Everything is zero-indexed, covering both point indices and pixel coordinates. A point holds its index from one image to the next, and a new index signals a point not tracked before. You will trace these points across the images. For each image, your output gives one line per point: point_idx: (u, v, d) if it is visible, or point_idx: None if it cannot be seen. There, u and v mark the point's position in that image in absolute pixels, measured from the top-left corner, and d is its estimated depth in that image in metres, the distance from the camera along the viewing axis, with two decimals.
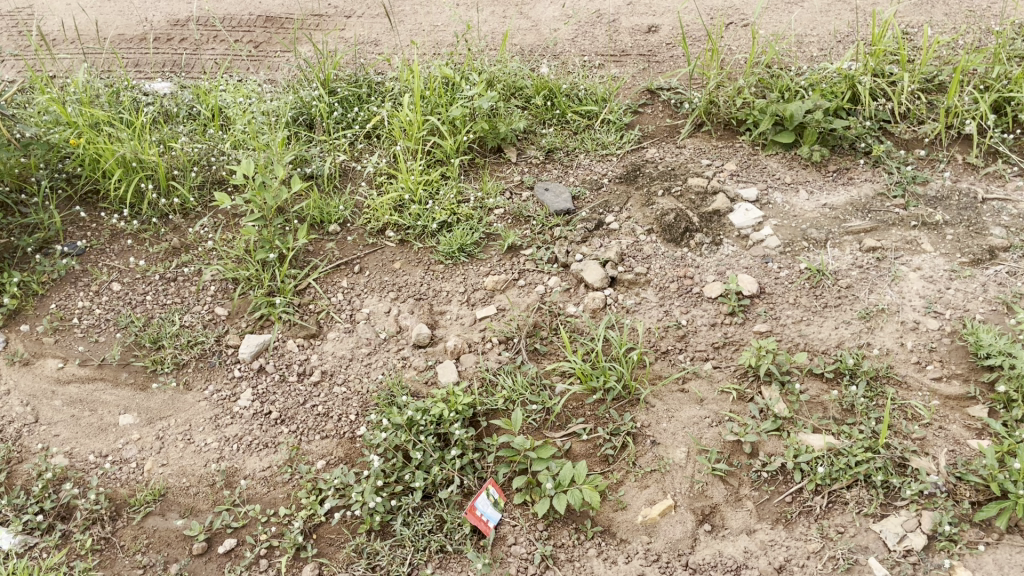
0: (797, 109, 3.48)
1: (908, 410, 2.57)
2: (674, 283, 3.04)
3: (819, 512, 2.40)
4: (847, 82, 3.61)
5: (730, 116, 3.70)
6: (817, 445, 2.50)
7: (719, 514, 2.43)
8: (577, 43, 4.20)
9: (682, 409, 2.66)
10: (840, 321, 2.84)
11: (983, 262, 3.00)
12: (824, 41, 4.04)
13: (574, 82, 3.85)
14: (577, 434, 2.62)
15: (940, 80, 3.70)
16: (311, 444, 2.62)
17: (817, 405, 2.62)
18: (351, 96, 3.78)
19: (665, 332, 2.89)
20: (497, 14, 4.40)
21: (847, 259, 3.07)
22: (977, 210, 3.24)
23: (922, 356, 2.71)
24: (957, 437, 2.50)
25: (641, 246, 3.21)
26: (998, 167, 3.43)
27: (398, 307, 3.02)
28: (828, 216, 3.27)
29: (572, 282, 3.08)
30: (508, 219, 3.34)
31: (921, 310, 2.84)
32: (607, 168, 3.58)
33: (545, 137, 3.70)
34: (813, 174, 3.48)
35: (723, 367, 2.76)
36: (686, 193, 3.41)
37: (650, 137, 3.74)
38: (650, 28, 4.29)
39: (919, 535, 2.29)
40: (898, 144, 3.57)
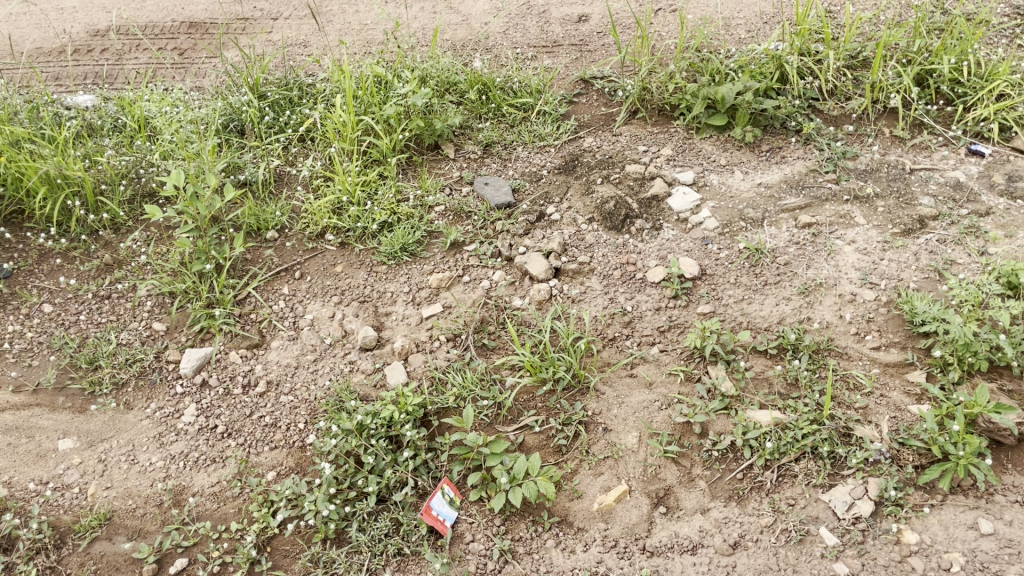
0: (727, 92, 3.52)
1: (850, 380, 2.64)
2: (617, 270, 3.07)
3: (770, 487, 2.44)
4: (774, 62, 3.67)
5: (664, 101, 3.75)
6: (764, 421, 2.54)
7: (673, 495, 2.46)
8: (509, 35, 4.20)
9: (632, 395, 2.69)
10: (781, 298, 2.89)
11: (914, 232, 3.09)
12: (751, 22, 4.09)
13: (507, 75, 3.84)
14: (529, 427, 2.62)
15: (864, 57, 3.79)
16: (259, 456, 2.58)
17: (763, 381, 2.66)
18: (282, 99, 3.71)
19: (611, 319, 2.91)
20: (427, 10, 4.37)
21: (784, 237, 3.12)
22: (906, 181, 3.32)
23: (861, 327, 2.77)
24: (898, 403, 2.57)
25: (583, 236, 3.22)
26: (924, 138, 3.53)
27: (342, 311, 2.98)
28: (763, 195, 3.32)
29: (516, 275, 3.08)
30: (449, 216, 3.32)
31: (858, 282, 2.91)
32: (546, 159, 3.58)
33: (482, 131, 3.69)
34: (747, 155, 3.53)
35: (670, 351, 2.80)
36: (625, 180, 3.44)
37: (586, 126, 3.75)
38: (581, 17, 4.30)
39: (866, 502, 2.33)
40: (827, 121, 3.64)
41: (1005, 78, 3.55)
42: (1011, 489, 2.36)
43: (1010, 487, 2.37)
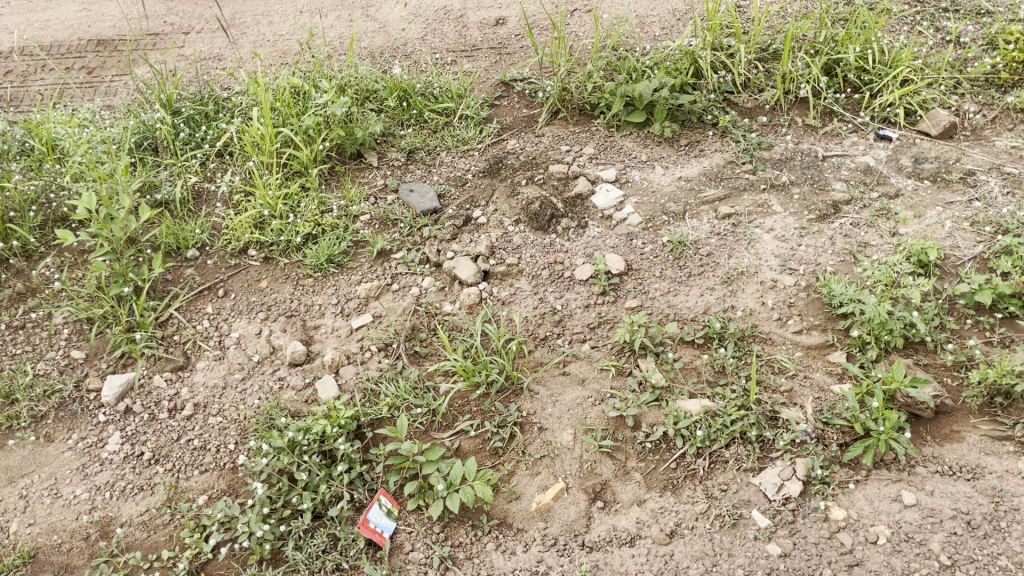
0: (644, 89, 3.60)
1: (774, 364, 2.71)
2: (546, 270, 3.09)
3: (702, 474, 2.48)
4: (688, 58, 3.76)
5: (584, 100, 3.79)
6: (694, 409, 2.59)
7: (610, 489, 2.48)
8: (427, 41, 4.19)
9: (565, 393, 2.71)
10: (705, 289, 2.96)
11: (829, 217, 3.18)
12: (665, 20, 4.17)
13: (427, 81, 3.83)
14: (464, 432, 2.61)
15: (774, 49, 3.89)
16: (189, 481, 2.52)
17: (692, 370, 2.71)
18: (197, 114, 3.64)
19: (542, 318, 2.93)
20: (342, 18, 4.33)
21: (706, 228, 3.20)
22: (819, 168, 3.43)
23: (783, 313, 2.85)
24: (821, 384, 2.64)
25: (510, 237, 3.23)
26: (835, 125, 3.64)
27: (269, 327, 2.93)
28: (683, 188, 3.39)
29: (445, 281, 3.07)
30: (374, 225, 3.29)
31: (778, 268, 2.99)
32: (470, 163, 3.58)
33: (404, 138, 3.67)
34: (667, 150, 3.60)
35: (601, 347, 2.83)
36: (549, 180, 3.46)
37: (508, 129, 3.76)
38: (498, 20, 4.32)
39: (795, 482, 2.40)
40: (742, 113, 3.73)
41: (907, 65, 3.72)
42: (930, 460, 2.46)
43: (930, 459, 2.46)
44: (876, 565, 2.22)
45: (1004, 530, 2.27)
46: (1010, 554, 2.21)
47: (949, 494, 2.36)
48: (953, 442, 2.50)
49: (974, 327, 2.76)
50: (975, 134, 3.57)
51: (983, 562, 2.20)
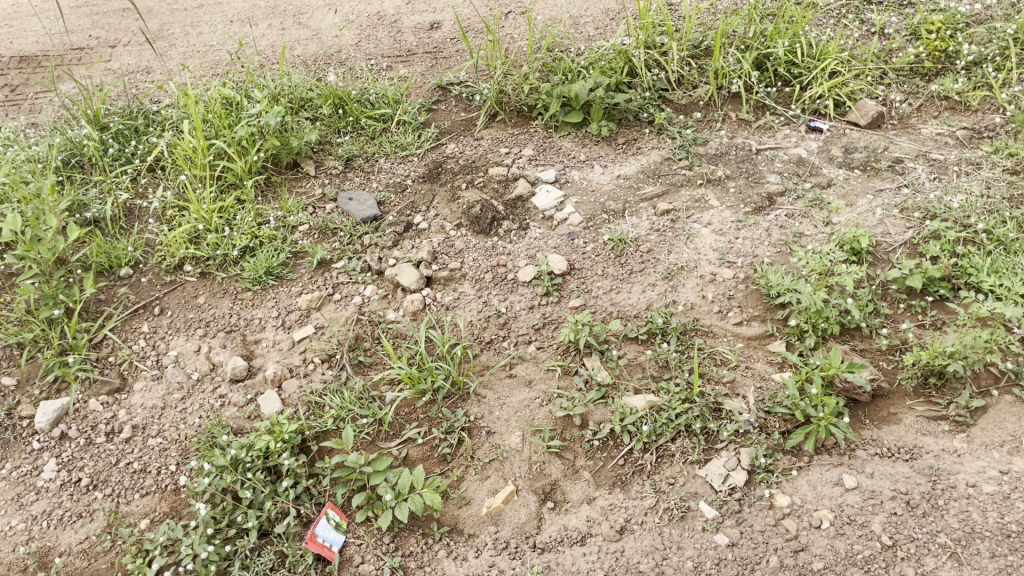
0: (580, 89, 3.61)
1: (716, 356, 2.75)
2: (489, 273, 3.09)
3: (650, 469, 2.50)
4: (622, 57, 3.79)
5: (521, 102, 3.79)
6: (639, 405, 2.61)
7: (560, 489, 2.49)
8: (361, 47, 4.15)
9: (512, 396, 2.70)
10: (646, 285, 2.99)
11: (765, 209, 3.24)
12: (598, 20, 4.20)
13: (363, 88, 3.80)
14: (412, 440, 2.59)
15: (706, 46, 3.95)
16: (130, 505, 2.46)
17: (636, 366, 2.74)
18: (126, 129, 3.56)
19: (486, 322, 2.92)
20: (274, 27, 4.28)
21: (645, 225, 3.24)
22: (753, 161, 3.49)
23: (723, 305, 2.89)
24: (762, 373, 2.69)
25: (452, 242, 3.22)
26: (767, 119, 3.71)
27: (208, 343, 2.88)
28: (622, 186, 3.43)
29: (388, 288, 3.05)
30: (314, 234, 3.25)
31: (717, 262, 3.04)
32: (409, 169, 3.56)
33: (341, 146, 3.63)
34: (605, 149, 3.63)
35: (546, 347, 2.83)
36: (489, 183, 3.46)
37: (447, 133, 3.75)
38: (432, 25, 4.30)
39: (740, 472, 2.44)
40: (677, 110, 3.78)
41: (835, 57, 3.81)
42: (869, 443, 2.52)
43: (869, 442, 2.53)
44: (821, 550, 2.26)
45: (941, 508, 2.33)
46: (948, 531, 2.27)
47: (888, 476, 2.42)
48: (891, 424, 2.58)
49: (907, 311, 2.84)
50: (902, 123, 3.67)
51: (923, 540, 2.26)
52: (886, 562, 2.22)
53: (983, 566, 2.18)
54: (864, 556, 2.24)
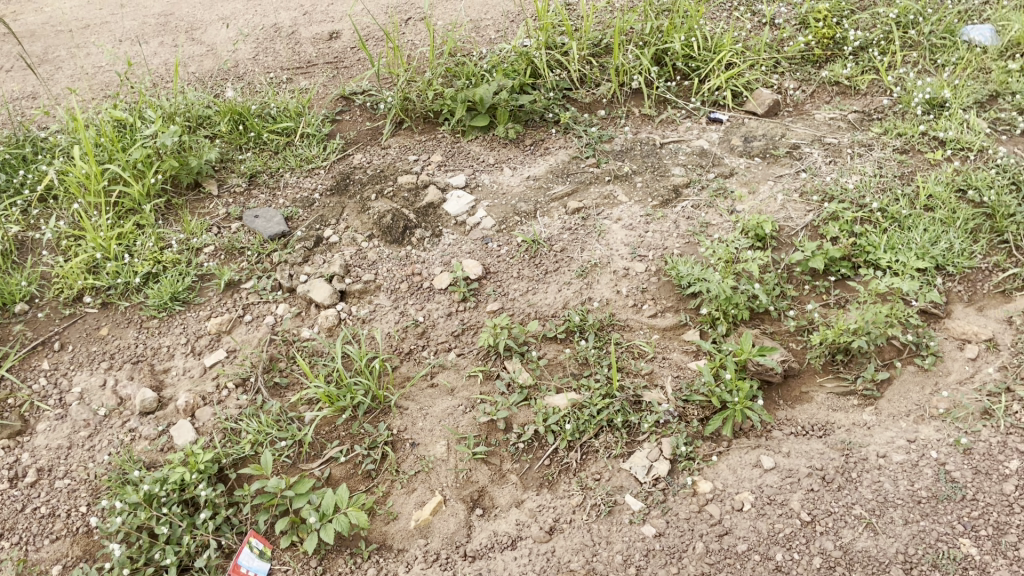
0: (485, 92, 3.60)
1: (634, 350, 2.79)
2: (404, 283, 3.06)
3: (576, 466, 2.51)
4: (523, 59, 3.81)
5: (427, 109, 3.76)
6: (562, 404, 2.63)
7: (488, 495, 2.47)
8: (259, 60, 4.07)
9: (434, 405, 2.68)
10: (562, 284, 3.02)
11: (671, 202, 3.31)
12: (498, 23, 4.22)
13: (263, 102, 3.71)
14: (334, 458, 2.54)
15: (606, 44, 4.00)
16: (39, 552, 2.34)
17: (556, 366, 2.76)
18: (13, 159, 3.39)
19: (404, 332, 2.89)
20: (165, 44, 4.15)
21: (557, 225, 3.26)
22: (658, 155, 3.55)
23: (637, 299, 2.94)
24: (678, 363, 2.74)
25: (365, 253, 3.17)
26: (669, 113, 3.79)
27: (114, 376, 2.76)
28: (532, 187, 3.44)
29: (301, 305, 2.98)
30: (220, 256, 3.16)
31: (628, 257, 3.09)
32: (316, 182, 3.49)
33: (244, 162, 3.54)
34: (513, 151, 3.64)
35: (466, 354, 2.82)
36: (399, 192, 3.42)
37: (353, 143, 3.70)
38: (331, 34, 4.24)
39: (662, 462, 2.47)
40: (582, 109, 3.82)
41: (729, 49, 3.91)
42: (785, 423, 2.60)
43: (784, 421, 2.60)
44: (744, 531, 2.31)
45: (855, 480, 2.41)
46: (862, 502, 2.35)
47: (803, 454, 2.49)
48: (804, 403, 2.66)
49: (812, 292, 2.93)
50: (797, 109, 3.79)
51: (840, 513, 2.33)
52: (806, 538, 2.29)
53: (897, 534, 2.27)
54: (785, 534, 2.30)
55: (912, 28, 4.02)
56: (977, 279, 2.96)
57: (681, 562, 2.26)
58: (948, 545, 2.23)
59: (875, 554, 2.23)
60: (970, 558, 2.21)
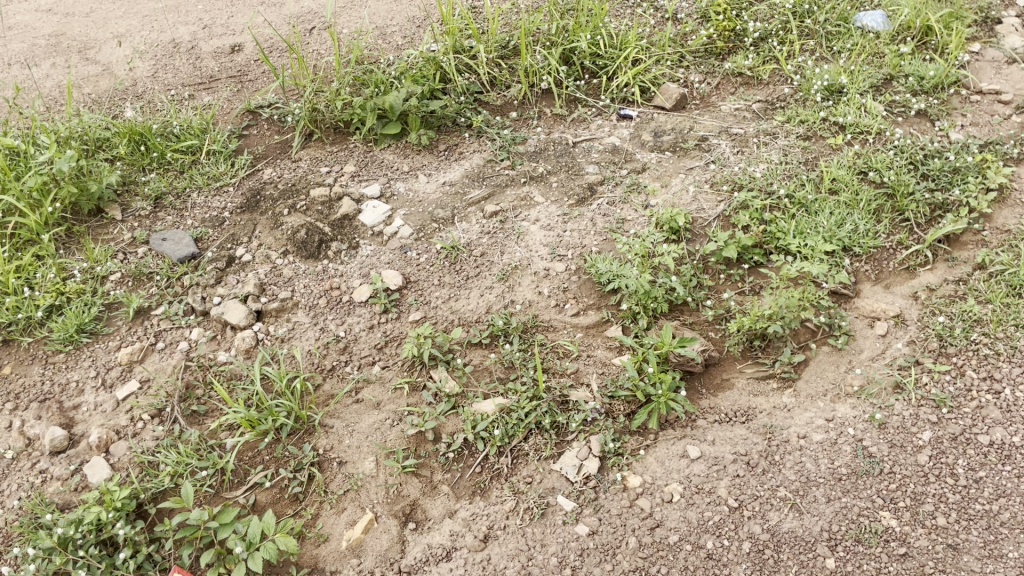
0: (395, 100, 3.56)
1: (559, 349, 2.80)
2: (323, 298, 3.00)
3: (507, 471, 2.50)
4: (431, 64, 3.78)
5: (336, 119, 3.69)
6: (490, 410, 2.61)
7: (420, 508, 2.44)
8: (159, 78, 3.94)
9: (361, 421, 2.63)
10: (483, 288, 3.00)
11: (587, 200, 3.33)
12: (404, 28, 4.18)
13: (164, 121, 3.59)
14: (259, 484, 2.47)
15: (513, 45, 4.00)
16: None
17: (483, 371, 2.74)
18: None
19: (326, 349, 2.83)
20: (58, 66, 3.97)
21: (476, 229, 3.25)
22: (572, 154, 3.58)
23: (559, 298, 2.95)
24: (603, 359, 2.76)
25: (280, 270, 3.10)
26: (580, 111, 3.82)
27: (20, 417, 2.63)
28: (448, 193, 3.42)
29: (216, 328, 2.90)
30: (127, 282, 3.04)
31: (548, 257, 3.10)
32: (225, 200, 3.40)
33: (148, 184, 3.42)
34: (427, 157, 3.61)
35: (391, 366, 2.78)
36: (312, 206, 3.36)
37: (262, 158, 3.61)
38: (233, 48, 4.14)
39: (592, 460, 2.49)
40: (494, 111, 3.82)
41: (635, 45, 3.96)
42: (708, 411, 2.64)
43: (708, 410, 2.65)
44: (675, 523, 2.34)
45: (778, 462, 2.47)
46: (786, 484, 2.41)
47: (728, 440, 2.54)
48: (726, 390, 2.72)
49: (727, 280, 2.99)
50: (704, 102, 3.86)
51: (766, 497, 2.38)
52: (735, 524, 2.33)
53: (821, 512, 2.33)
54: (715, 521, 2.34)
55: (807, 17, 4.14)
56: (883, 257, 3.07)
57: (615, 559, 2.28)
58: (870, 519, 2.31)
59: (801, 534, 2.29)
60: (891, 530, 2.29)
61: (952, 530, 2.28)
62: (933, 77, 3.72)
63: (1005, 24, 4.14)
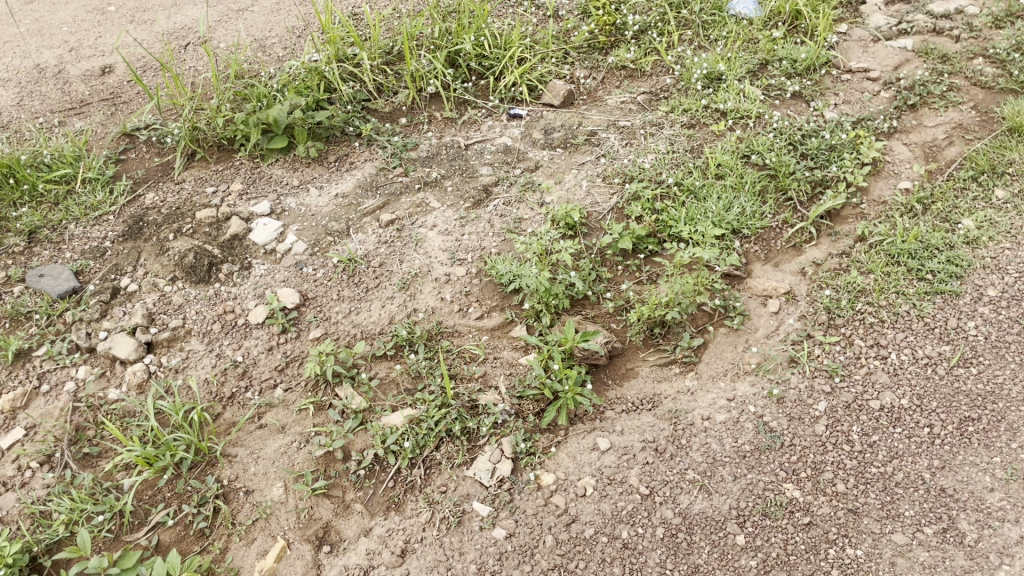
0: (279, 113, 3.47)
1: (465, 354, 2.78)
2: (217, 323, 2.90)
3: (421, 483, 2.47)
4: (314, 74, 3.69)
5: (219, 136, 3.57)
6: (398, 422, 2.58)
7: (334, 530, 2.39)
8: (25, 106, 3.73)
9: (266, 446, 2.56)
10: (384, 299, 2.96)
11: (483, 202, 3.32)
12: (284, 40, 4.09)
13: (34, 151, 3.40)
14: (161, 523, 2.37)
15: (397, 50, 3.95)
16: None
17: (389, 384, 2.71)
18: None
19: (224, 376, 2.74)
20: None
21: (372, 239, 3.20)
22: (465, 157, 3.57)
23: (461, 303, 2.94)
24: (509, 360, 2.76)
25: (170, 298, 2.98)
26: (470, 113, 3.81)
27: None
28: (342, 204, 3.36)
29: (105, 365, 2.76)
30: (4, 324, 2.87)
31: (448, 262, 3.08)
32: (106, 229, 3.24)
33: (20, 218, 3.23)
34: (318, 169, 3.53)
35: (294, 387, 2.71)
36: (200, 228, 3.24)
37: (143, 182, 3.46)
38: (104, 69, 3.96)
39: (504, 462, 2.48)
40: (383, 118, 3.78)
41: (519, 44, 3.97)
42: (616, 402, 2.68)
43: (615, 401, 2.69)
44: (590, 516, 2.36)
45: (685, 446, 2.52)
46: (694, 466, 2.46)
47: (637, 429, 2.58)
48: (631, 379, 2.76)
49: (625, 272, 3.04)
50: (591, 97, 3.91)
51: (675, 481, 2.43)
52: (648, 511, 2.37)
53: (729, 490, 2.39)
54: (628, 510, 2.37)
55: (683, 8, 4.25)
56: (770, 237, 3.17)
57: (534, 559, 2.28)
58: (774, 493, 2.38)
59: (712, 514, 2.34)
60: (795, 501, 2.36)
61: (852, 495, 2.37)
62: (805, 59, 3.86)
63: (869, 4, 4.34)
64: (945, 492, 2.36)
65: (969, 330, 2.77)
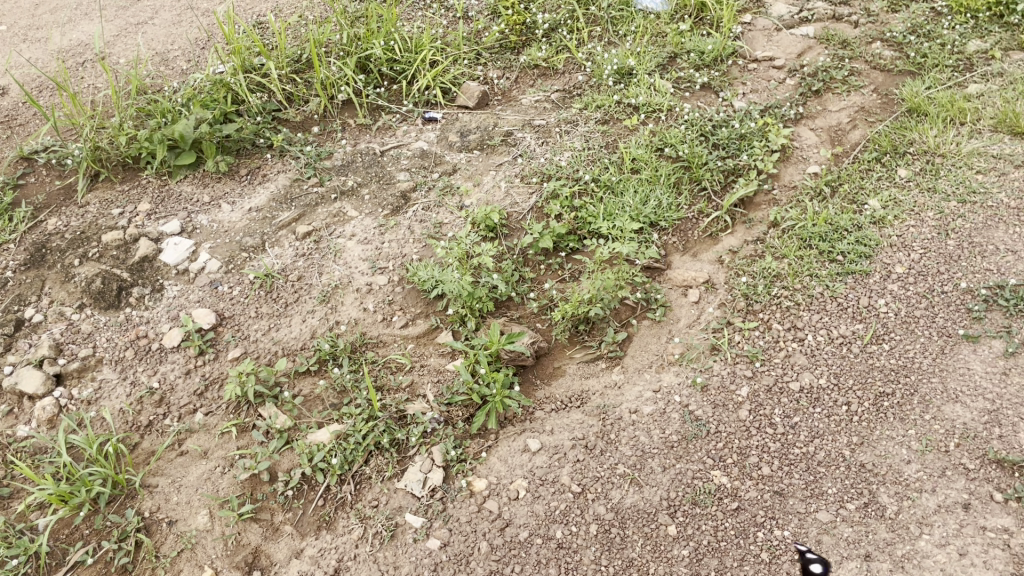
0: (185, 128, 3.37)
1: (390, 364, 2.75)
2: (130, 349, 2.79)
3: (351, 499, 2.43)
4: (220, 86, 3.60)
5: (123, 155, 3.44)
6: (325, 439, 2.53)
7: (264, 554, 2.33)
8: None
9: (188, 474, 2.48)
10: (305, 313, 2.90)
11: (402, 209, 3.29)
12: (187, 52, 3.97)
13: None
14: (80, 562, 2.27)
15: (306, 58, 3.88)
16: None
17: (314, 400, 2.65)
18: None
19: (140, 404, 2.64)
20: None
21: (290, 253, 3.13)
22: (380, 164, 3.52)
23: (384, 312, 2.90)
24: (436, 368, 2.74)
25: (78, 326, 2.86)
26: (384, 119, 3.76)
27: None
28: (256, 219, 3.28)
29: (12, 401, 2.63)
30: None
31: (369, 271, 3.03)
32: (6, 259, 3.07)
33: None
34: (229, 184, 3.44)
35: (215, 411, 2.64)
36: (107, 252, 3.11)
37: (45, 208, 3.30)
38: None
39: (435, 471, 2.46)
40: (294, 128, 3.70)
41: (430, 47, 3.94)
42: (544, 402, 2.69)
43: (543, 400, 2.69)
44: (524, 519, 2.36)
45: (615, 441, 2.53)
46: (624, 460, 2.48)
47: (566, 427, 2.58)
48: (558, 377, 2.77)
49: (548, 271, 3.05)
50: (505, 97, 3.91)
51: (606, 476, 2.45)
52: (581, 509, 2.37)
53: (659, 482, 2.42)
54: (561, 510, 2.37)
55: (591, 4, 4.28)
56: (687, 228, 3.22)
57: (470, 567, 2.26)
58: (703, 481, 2.42)
59: (643, 507, 2.37)
60: (723, 487, 2.40)
61: (777, 477, 2.43)
62: (712, 51, 3.93)
63: None
64: (865, 468, 2.42)
65: (880, 307, 2.86)
